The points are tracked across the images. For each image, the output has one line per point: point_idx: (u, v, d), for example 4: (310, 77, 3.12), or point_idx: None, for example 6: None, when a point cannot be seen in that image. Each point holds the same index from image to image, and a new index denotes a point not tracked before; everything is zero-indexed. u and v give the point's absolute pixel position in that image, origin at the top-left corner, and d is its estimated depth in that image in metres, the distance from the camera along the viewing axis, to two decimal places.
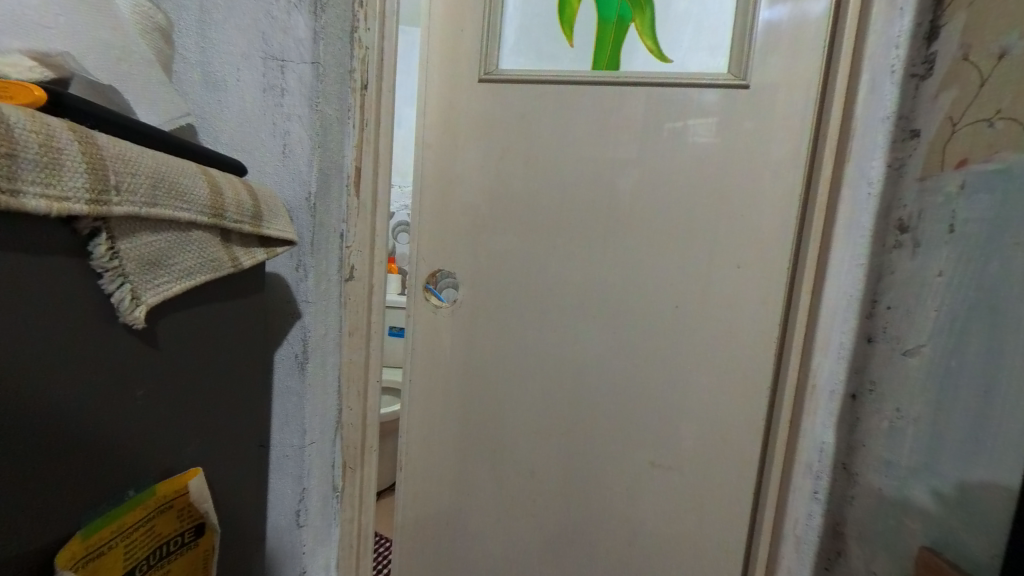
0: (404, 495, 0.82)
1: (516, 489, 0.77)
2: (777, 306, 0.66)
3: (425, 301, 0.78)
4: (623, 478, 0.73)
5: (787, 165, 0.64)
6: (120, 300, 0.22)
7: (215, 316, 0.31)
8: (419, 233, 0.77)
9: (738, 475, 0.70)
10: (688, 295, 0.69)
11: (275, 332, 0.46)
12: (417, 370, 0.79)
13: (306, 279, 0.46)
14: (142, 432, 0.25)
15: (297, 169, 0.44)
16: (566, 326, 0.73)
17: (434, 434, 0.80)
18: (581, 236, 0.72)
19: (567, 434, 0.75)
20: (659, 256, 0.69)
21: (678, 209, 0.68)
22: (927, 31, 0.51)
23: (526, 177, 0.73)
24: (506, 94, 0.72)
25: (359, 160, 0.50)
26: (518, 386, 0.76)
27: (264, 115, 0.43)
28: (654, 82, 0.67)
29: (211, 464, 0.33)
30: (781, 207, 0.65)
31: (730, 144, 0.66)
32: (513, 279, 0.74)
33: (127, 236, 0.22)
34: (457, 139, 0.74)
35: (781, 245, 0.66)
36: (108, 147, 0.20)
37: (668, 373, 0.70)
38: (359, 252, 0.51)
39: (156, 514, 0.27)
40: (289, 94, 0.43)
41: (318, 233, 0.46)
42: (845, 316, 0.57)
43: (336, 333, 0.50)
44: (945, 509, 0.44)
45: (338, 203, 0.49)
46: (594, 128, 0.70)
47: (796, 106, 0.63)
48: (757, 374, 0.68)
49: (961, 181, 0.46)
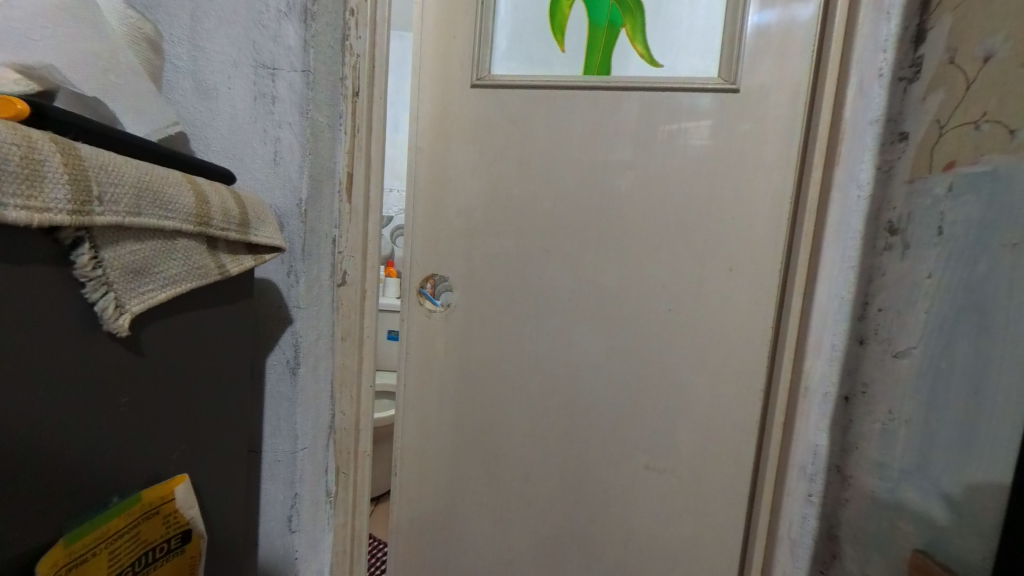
0: (399, 500, 0.82)
1: (512, 493, 0.77)
2: (769, 309, 0.66)
3: (420, 305, 0.78)
4: (618, 482, 0.73)
5: (778, 167, 0.65)
6: (103, 309, 0.22)
7: (203, 323, 0.31)
8: (413, 237, 0.78)
9: (732, 478, 0.69)
10: (680, 297, 0.69)
11: (267, 337, 0.46)
12: (412, 374, 0.80)
13: (297, 284, 0.46)
14: (127, 439, 0.26)
15: (288, 176, 0.44)
16: (559, 330, 0.73)
17: (429, 438, 0.80)
18: (573, 240, 0.72)
19: (561, 438, 0.75)
20: (652, 258, 0.70)
21: (669, 212, 0.69)
22: (915, 34, 0.52)
23: (519, 181, 0.73)
24: (498, 98, 0.72)
25: (350, 167, 0.51)
26: (512, 389, 0.76)
27: (255, 122, 0.44)
28: (644, 87, 0.67)
29: (201, 469, 0.33)
30: (772, 208, 0.65)
31: (719, 147, 0.66)
32: (506, 282, 0.75)
33: (111, 245, 0.22)
34: (449, 143, 0.75)
35: (774, 247, 0.66)
36: (91, 158, 0.21)
37: (661, 375, 0.71)
38: (350, 258, 0.52)
39: (141, 521, 0.27)
40: (279, 102, 0.44)
41: (309, 239, 0.46)
42: (837, 317, 0.57)
43: (328, 339, 0.51)
44: (937, 511, 0.44)
45: (330, 209, 0.50)
46: (586, 132, 0.70)
47: (786, 109, 0.64)
48: (751, 376, 0.68)
49: (949, 183, 0.46)
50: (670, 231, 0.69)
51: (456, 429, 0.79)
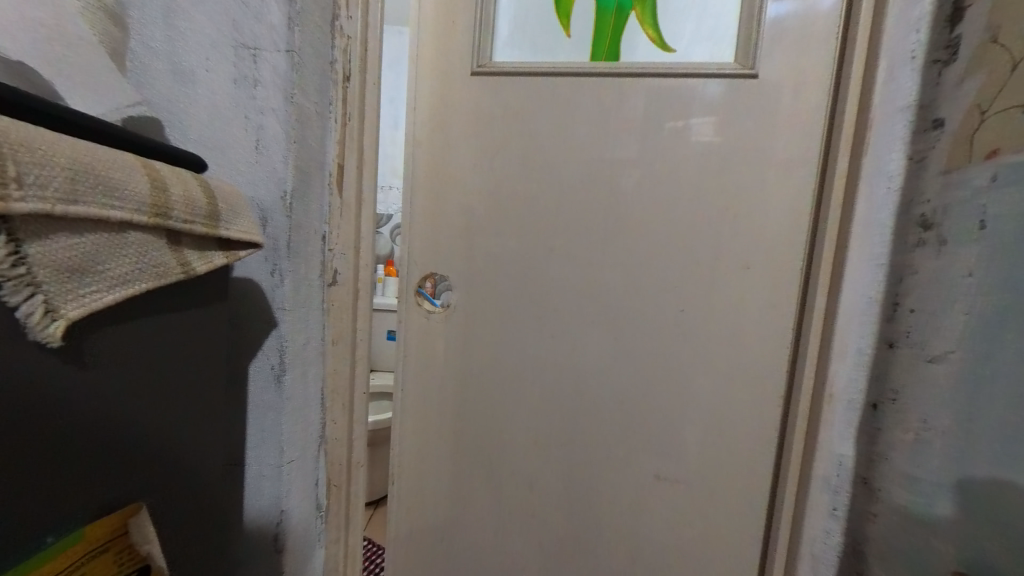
0: (395, 510, 0.79)
1: (515, 503, 0.74)
2: (788, 310, 0.63)
3: (418, 306, 0.74)
4: (627, 490, 0.70)
5: (799, 159, 0.61)
6: (30, 314, 0.18)
7: (164, 328, 0.28)
8: (410, 235, 0.74)
9: (747, 488, 0.66)
10: (692, 297, 0.65)
11: (249, 342, 0.42)
12: (410, 378, 0.76)
13: (282, 284, 0.42)
14: (76, 466, 0.23)
15: (272, 166, 0.41)
16: (563, 331, 0.70)
17: (428, 445, 0.76)
18: (578, 237, 0.68)
19: (565, 445, 0.71)
20: (663, 257, 0.66)
21: (683, 209, 0.65)
22: (951, 13, 0.48)
23: (522, 175, 0.69)
24: (500, 88, 0.68)
25: (341, 158, 0.48)
26: (514, 394, 0.72)
27: (236, 108, 0.40)
28: (655, 73, 0.63)
29: (174, 487, 0.30)
30: (790, 204, 0.62)
31: (734, 139, 0.62)
32: (508, 282, 0.71)
33: (38, 239, 0.18)
34: (449, 136, 0.71)
35: (793, 244, 0.62)
36: (8, 130, 0.17)
37: (672, 381, 0.67)
38: (342, 255, 0.49)
39: (89, 560, 0.23)
40: (262, 86, 0.40)
41: (297, 234, 0.43)
42: (863, 319, 0.53)
43: (319, 341, 0.47)
44: (985, 530, 0.40)
45: (320, 203, 0.46)
46: (591, 123, 0.66)
47: (806, 98, 0.60)
48: (767, 381, 0.64)
49: (992, 173, 0.42)
50: (682, 228, 0.65)
51: (455, 434, 0.75)
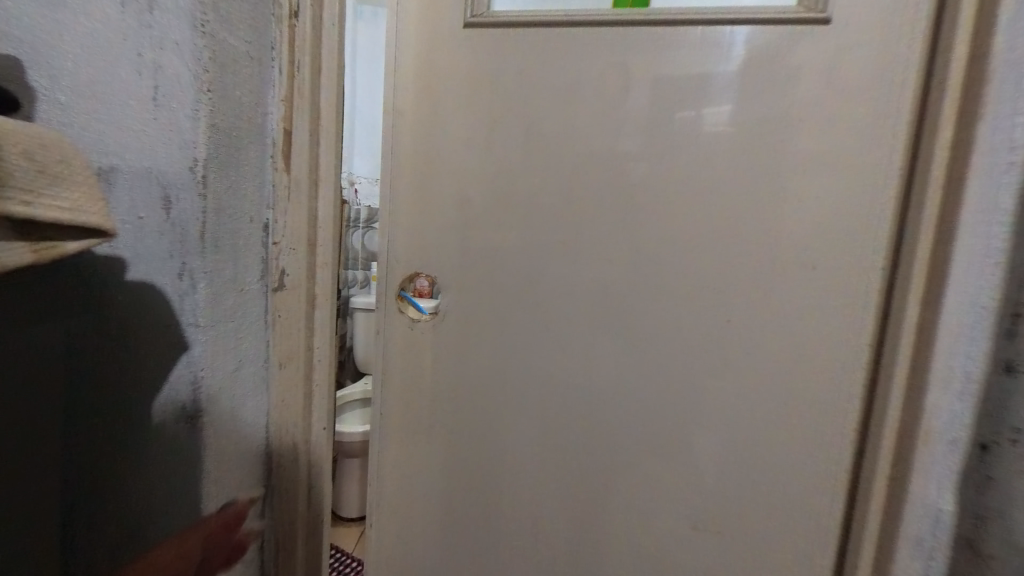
0: (384, 548, 0.68)
1: (522, 538, 0.64)
2: (862, 315, 0.52)
3: (401, 313, 0.63)
4: (653, 527, 0.60)
5: (884, 126, 0.50)
6: None
7: None
8: (391, 227, 0.62)
9: (794, 524, 0.57)
10: (740, 301, 0.55)
11: (148, 375, 0.30)
12: (394, 399, 0.65)
13: (195, 292, 0.31)
14: None
15: (180, 128, 0.29)
16: (578, 342, 0.59)
17: (417, 475, 0.66)
18: (596, 228, 0.57)
19: (577, 473, 0.61)
20: (697, 256, 0.55)
21: (721, 196, 0.54)
22: None
23: (526, 152, 0.57)
24: (498, 44, 0.56)
25: (289, 121, 0.36)
26: (520, 417, 0.61)
27: (122, 38, 0.27)
28: (694, 22, 0.52)
29: (102, 472, 0.31)
30: (852, 190, 0.51)
31: (797, 102, 0.51)
32: (510, 284, 0.59)
33: None
34: (438, 105, 0.59)
35: (871, 235, 0.51)
36: None
37: (705, 400, 0.57)
38: (291, 251, 0.37)
39: None
40: (160, 7, 0.28)
41: (220, 224, 0.32)
42: (973, 332, 0.38)
43: (260, 367, 0.36)
44: None
45: (259, 183, 0.35)
46: (613, 85, 0.55)
47: (871, 62, 0.49)
48: (828, 400, 0.54)
49: None
50: (721, 220, 0.54)
51: (448, 461, 0.64)
